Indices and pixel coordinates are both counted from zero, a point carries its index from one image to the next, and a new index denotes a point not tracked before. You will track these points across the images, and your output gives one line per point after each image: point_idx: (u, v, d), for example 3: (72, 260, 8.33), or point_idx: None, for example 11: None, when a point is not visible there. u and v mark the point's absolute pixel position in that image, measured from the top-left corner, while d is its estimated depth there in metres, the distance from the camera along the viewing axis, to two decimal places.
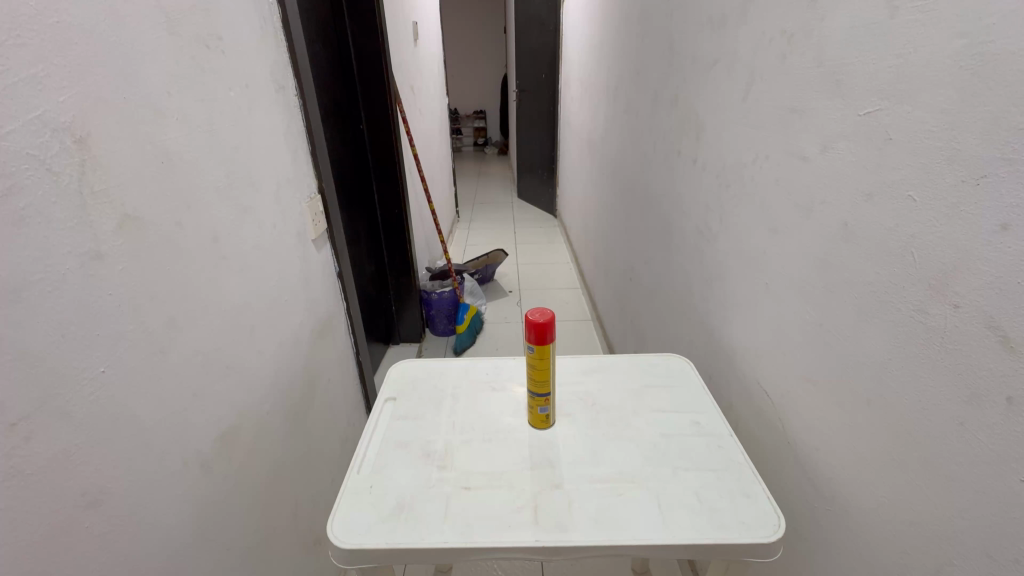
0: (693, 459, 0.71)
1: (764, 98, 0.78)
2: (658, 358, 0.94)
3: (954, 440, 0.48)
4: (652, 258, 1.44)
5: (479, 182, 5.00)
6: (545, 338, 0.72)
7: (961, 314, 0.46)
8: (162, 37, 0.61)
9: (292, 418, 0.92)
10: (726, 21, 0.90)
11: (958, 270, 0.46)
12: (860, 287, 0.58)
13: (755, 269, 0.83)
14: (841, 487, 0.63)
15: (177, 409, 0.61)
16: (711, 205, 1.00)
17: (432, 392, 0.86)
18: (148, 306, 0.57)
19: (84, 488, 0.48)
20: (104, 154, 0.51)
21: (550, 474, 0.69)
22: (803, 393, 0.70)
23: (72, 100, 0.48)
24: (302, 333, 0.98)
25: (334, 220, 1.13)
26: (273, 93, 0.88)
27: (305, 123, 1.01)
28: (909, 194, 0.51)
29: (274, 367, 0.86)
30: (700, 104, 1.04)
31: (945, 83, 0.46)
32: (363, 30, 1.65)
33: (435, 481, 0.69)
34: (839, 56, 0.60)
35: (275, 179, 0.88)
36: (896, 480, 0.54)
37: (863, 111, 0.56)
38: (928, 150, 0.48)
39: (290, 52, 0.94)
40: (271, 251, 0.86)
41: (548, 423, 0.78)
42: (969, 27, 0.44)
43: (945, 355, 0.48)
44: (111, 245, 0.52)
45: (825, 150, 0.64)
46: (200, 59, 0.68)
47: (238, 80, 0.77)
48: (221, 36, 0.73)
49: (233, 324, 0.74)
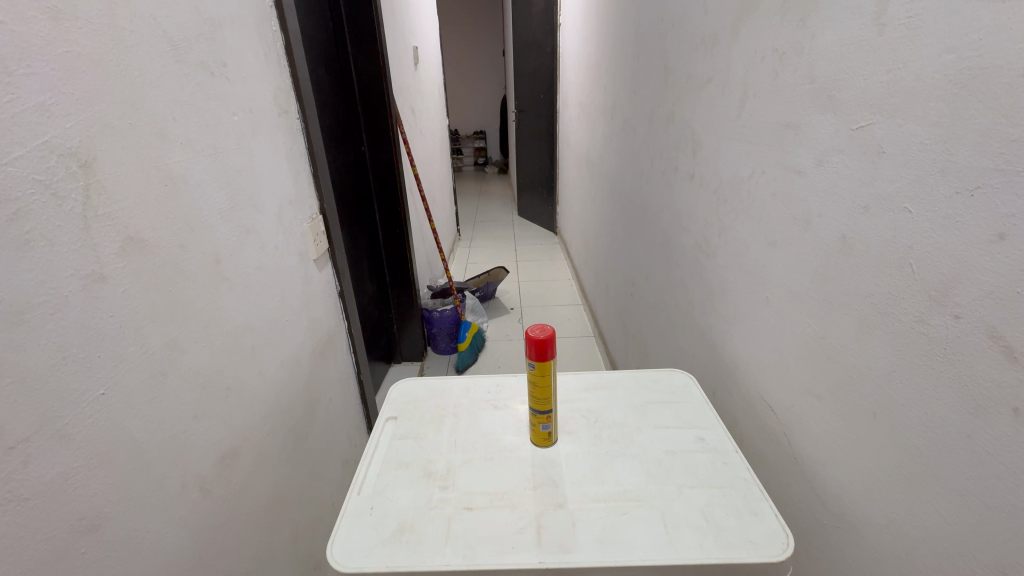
0: (698, 476, 0.70)
1: (758, 114, 0.80)
2: (660, 374, 0.93)
3: (961, 453, 0.47)
4: (653, 273, 1.44)
5: (478, 201, 5.04)
6: (545, 354, 0.72)
7: (962, 325, 0.46)
8: (168, 64, 0.62)
9: (293, 439, 0.92)
10: (718, 41, 0.93)
11: (957, 281, 0.46)
12: (860, 299, 0.58)
13: (755, 282, 0.83)
14: (849, 504, 0.62)
15: (176, 431, 0.60)
16: (709, 220, 1.01)
17: (433, 411, 0.86)
18: (150, 327, 0.57)
19: (82, 513, 0.48)
20: (110, 179, 0.52)
21: (553, 494, 0.68)
22: (807, 408, 0.70)
23: (78, 126, 0.48)
24: (305, 355, 0.98)
25: (336, 239, 1.14)
26: (276, 117, 0.90)
27: (308, 145, 1.03)
28: (906, 207, 0.51)
29: (275, 387, 0.86)
30: (696, 121, 1.05)
31: (936, 97, 0.47)
32: (364, 54, 1.69)
33: (437, 502, 0.68)
34: (830, 73, 0.62)
35: (277, 199, 0.89)
36: (906, 496, 0.53)
37: (856, 125, 0.57)
38: (922, 162, 0.49)
39: (294, 78, 0.96)
40: (273, 271, 0.87)
41: (551, 441, 0.77)
42: (956, 43, 0.45)
43: (948, 366, 0.48)
44: (113, 267, 0.52)
45: (820, 164, 0.64)
46: (205, 84, 0.69)
47: (241, 104, 0.79)
48: (226, 62, 0.75)
49: (234, 344, 0.74)
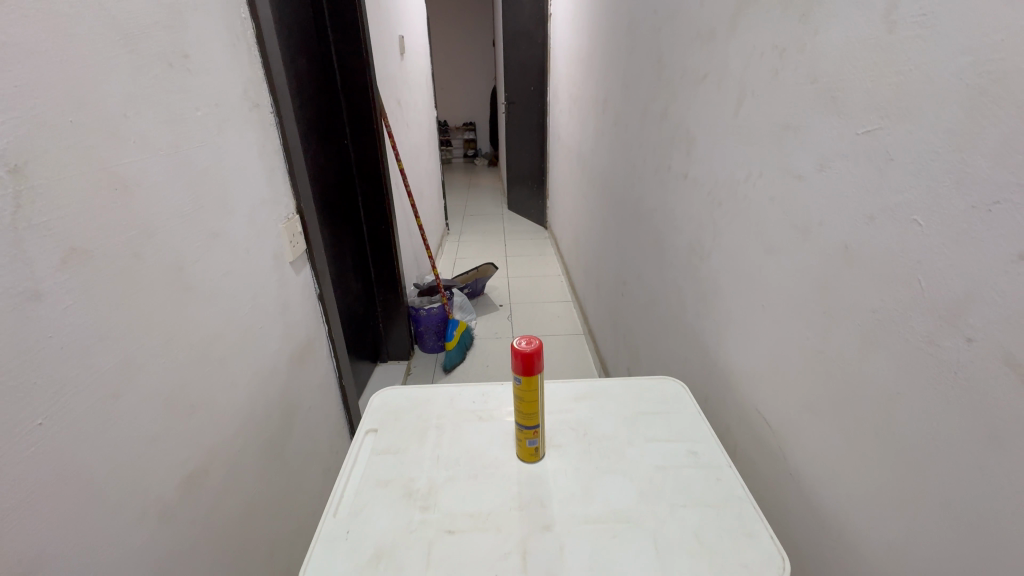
0: (691, 494, 0.67)
1: (756, 113, 0.76)
2: (651, 382, 0.90)
3: (972, 483, 0.44)
4: (644, 273, 1.41)
5: (468, 194, 4.98)
6: (533, 369, 0.69)
7: (976, 348, 0.43)
8: (120, 55, 0.57)
9: (268, 451, 0.87)
10: (715, 35, 0.89)
11: (970, 301, 0.43)
12: (863, 314, 0.55)
13: (751, 289, 0.80)
14: (848, 525, 0.60)
15: (133, 455, 0.56)
16: (703, 222, 0.97)
17: (416, 423, 0.82)
18: (100, 346, 0.52)
19: (20, 556, 0.43)
20: (48, 184, 0.47)
21: (539, 514, 0.65)
22: (804, 423, 0.67)
23: (7, 125, 0.43)
24: (280, 362, 0.93)
25: (314, 239, 1.08)
26: (246, 110, 0.85)
27: (283, 141, 0.97)
28: (915, 219, 0.48)
29: (248, 398, 0.81)
30: (690, 118, 1.02)
31: (951, 103, 0.44)
32: (347, 43, 1.62)
33: (417, 524, 0.64)
34: (834, 72, 0.58)
35: (249, 199, 0.84)
36: (911, 523, 0.51)
37: (862, 129, 0.54)
38: (935, 172, 0.46)
39: (266, 70, 0.90)
40: (245, 275, 0.82)
41: (537, 457, 0.73)
42: (975, 44, 0.41)
43: (960, 391, 0.45)
44: (54, 283, 0.47)
45: (822, 169, 0.61)
46: (164, 77, 0.64)
47: (207, 98, 0.73)
48: (188, 52, 0.69)
49: (201, 356, 0.69)
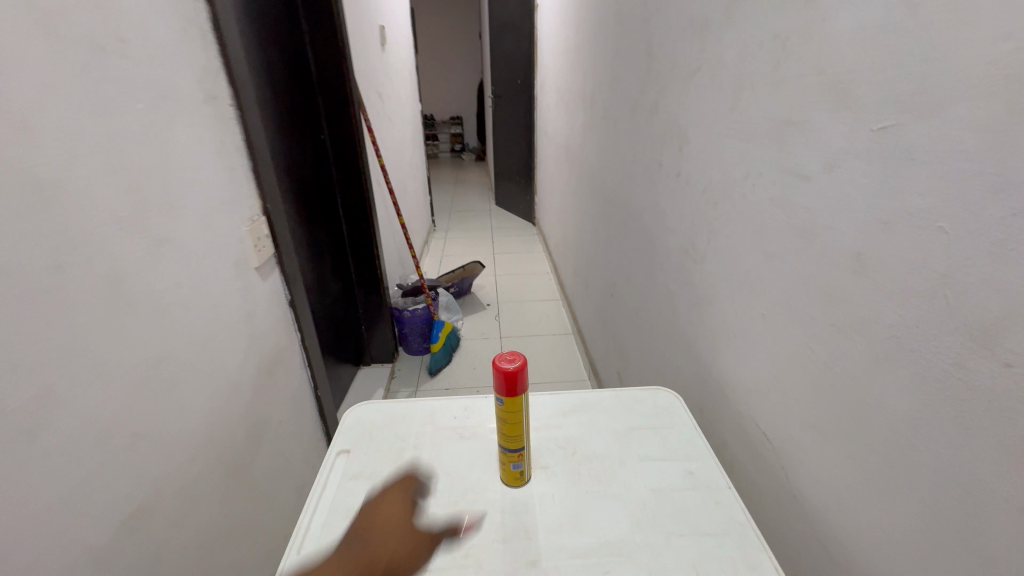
0: (688, 521, 0.62)
1: (755, 108, 0.71)
2: (644, 394, 0.85)
3: (1004, 525, 0.40)
4: (635, 275, 1.35)
5: (455, 190, 4.89)
6: (516, 389, 0.63)
7: (1012, 375, 0.38)
8: (36, 39, 0.49)
9: (232, 474, 0.81)
10: (709, 24, 0.83)
11: (1006, 322, 0.38)
12: (877, 330, 0.50)
13: (749, 297, 0.75)
14: (857, 556, 0.55)
15: (56, 497, 0.49)
16: (697, 223, 0.92)
17: (391, 443, 0.76)
18: (9, 376, 0.45)
19: None
20: None
21: (524, 548, 0.59)
22: (808, 443, 0.62)
23: None
24: (245, 376, 0.86)
25: (283, 241, 1.01)
26: (201, 103, 0.77)
27: (246, 136, 0.90)
28: (941, 226, 0.43)
29: (206, 419, 0.74)
30: (683, 113, 0.96)
31: (985, 96, 0.38)
32: (321, 32, 1.54)
33: (389, 562, 0.58)
34: (844, 63, 0.53)
35: (205, 201, 0.77)
36: (930, 560, 0.46)
37: (877, 126, 0.49)
38: (964, 174, 0.40)
39: (224, 60, 0.83)
40: (201, 284, 0.75)
41: (523, 481, 0.67)
42: (1014, 29, 0.36)
43: (990, 421, 0.40)
44: None
45: (830, 170, 0.56)
46: (95, 65, 0.57)
47: (150, 90, 0.66)
48: (126, 37, 0.62)
49: (147, 377, 0.62)
